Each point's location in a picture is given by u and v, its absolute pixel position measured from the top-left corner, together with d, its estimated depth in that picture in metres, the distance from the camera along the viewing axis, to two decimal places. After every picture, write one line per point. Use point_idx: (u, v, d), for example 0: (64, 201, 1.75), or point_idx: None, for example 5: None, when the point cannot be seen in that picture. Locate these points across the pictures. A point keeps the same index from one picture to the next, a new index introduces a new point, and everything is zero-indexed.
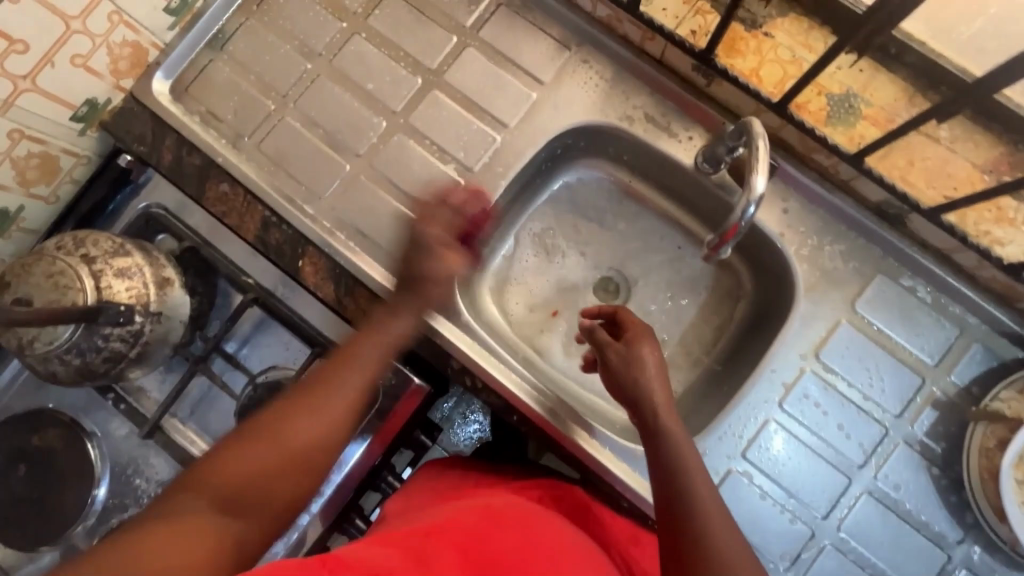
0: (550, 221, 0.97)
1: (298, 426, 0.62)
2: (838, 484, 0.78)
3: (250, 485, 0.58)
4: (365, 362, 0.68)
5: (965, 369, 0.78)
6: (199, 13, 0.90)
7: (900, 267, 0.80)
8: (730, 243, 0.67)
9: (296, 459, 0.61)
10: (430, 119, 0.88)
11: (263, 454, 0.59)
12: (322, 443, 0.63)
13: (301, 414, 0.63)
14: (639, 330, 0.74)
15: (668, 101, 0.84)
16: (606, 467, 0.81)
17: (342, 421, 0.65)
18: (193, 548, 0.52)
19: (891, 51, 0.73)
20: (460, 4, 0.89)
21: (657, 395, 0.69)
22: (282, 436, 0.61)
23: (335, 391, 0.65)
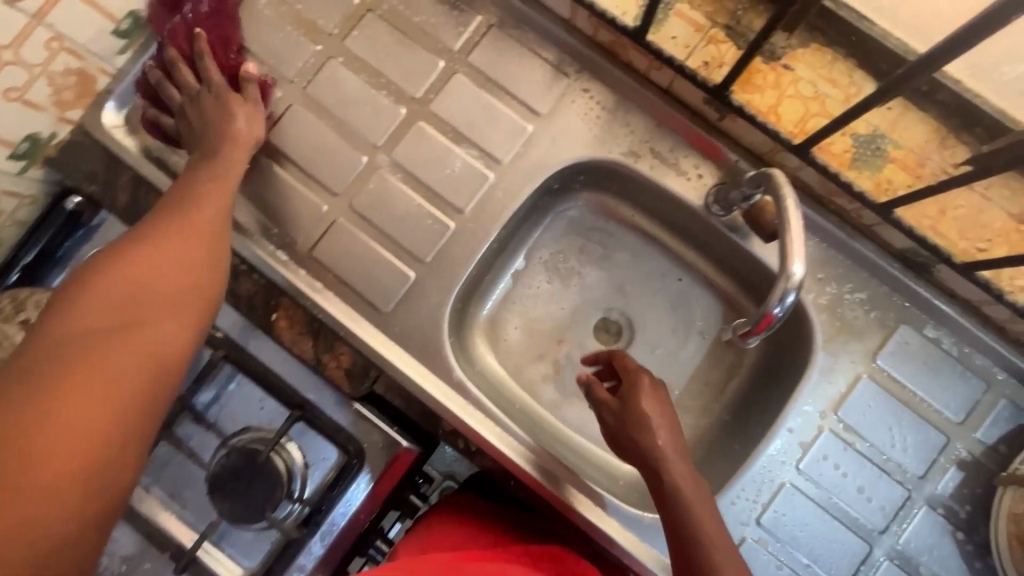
0: (546, 259, 0.90)
1: (128, 272, 0.50)
2: (858, 550, 0.73)
3: (115, 338, 0.45)
4: (195, 212, 0.60)
5: (991, 427, 0.74)
6: (156, 34, 0.80)
7: (923, 316, 0.75)
8: (759, 335, 0.61)
9: (139, 316, 0.48)
10: (415, 153, 0.80)
11: (104, 305, 0.47)
12: (200, 258, 0.57)
13: (118, 262, 0.51)
14: (636, 379, 0.68)
15: (676, 134, 0.77)
16: (613, 539, 0.75)
17: (186, 262, 0.55)
18: (95, 401, 0.42)
19: (922, 89, 0.66)
20: (446, 24, 0.81)
21: (665, 450, 0.64)
22: (105, 288, 0.48)
23: (158, 242, 0.54)
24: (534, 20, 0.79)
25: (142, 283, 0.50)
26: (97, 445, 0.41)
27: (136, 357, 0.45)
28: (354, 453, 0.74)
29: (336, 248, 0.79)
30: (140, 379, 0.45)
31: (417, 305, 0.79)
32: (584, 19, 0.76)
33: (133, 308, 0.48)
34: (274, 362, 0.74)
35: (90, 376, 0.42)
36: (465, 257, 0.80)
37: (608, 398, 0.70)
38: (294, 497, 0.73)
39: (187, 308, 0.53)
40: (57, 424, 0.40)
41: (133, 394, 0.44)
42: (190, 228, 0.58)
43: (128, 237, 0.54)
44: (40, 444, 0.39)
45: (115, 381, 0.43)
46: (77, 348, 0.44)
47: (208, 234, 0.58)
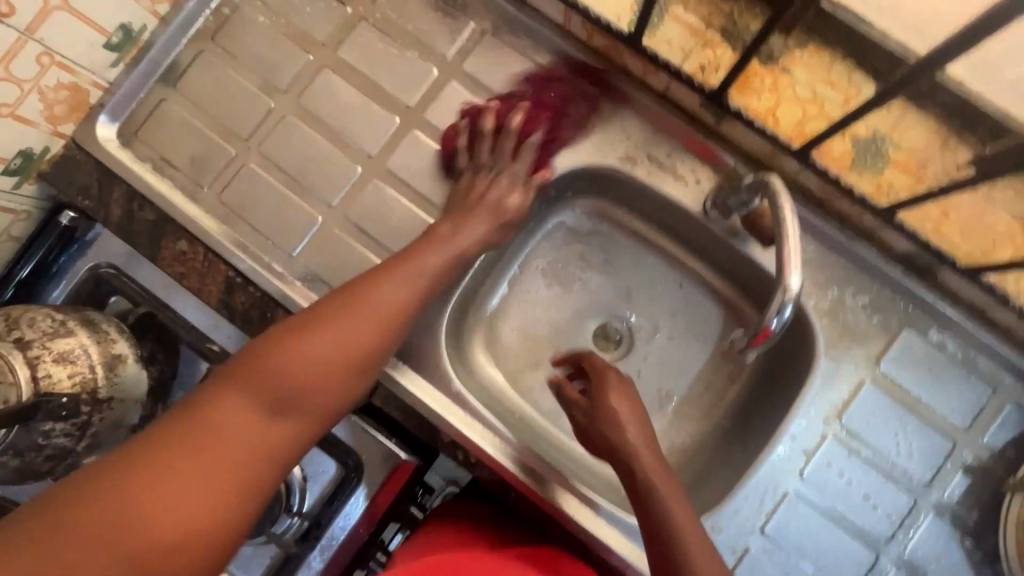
0: (543, 266, 0.89)
1: (307, 358, 0.56)
2: (863, 558, 0.72)
3: (260, 427, 0.53)
4: (387, 301, 0.62)
5: (998, 432, 0.72)
6: (147, 46, 0.80)
7: (927, 320, 0.73)
8: (756, 347, 0.61)
9: (285, 402, 0.55)
10: (410, 163, 0.79)
11: (265, 390, 0.54)
12: (358, 348, 0.59)
13: (314, 338, 0.57)
14: (603, 376, 0.69)
15: (673, 139, 0.76)
16: (613, 551, 0.74)
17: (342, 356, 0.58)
18: (223, 488, 0.49)
19: (923, 89, 0.65)
20: (439, 32, 0.80)
21: (638, 446, 0.63)
22: (280, 371, 0.55)
23: (342, 322, 0.59)
24: (528, 27, 0.78)
25: (305, 373, 0.56)
26: (188, 536, 0.47)
27: (263, 453, 0.52)
28: (353, 466, 0.74)
29: (331, 259, 0.79)
30: (255, 474, 0.51)
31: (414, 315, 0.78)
32: (577, 24, 0.75)
33: (293, 402, 0.55)
34: None
35: (225, 454, 0.50)
36: (462, 267, 0.79)
37: (578, 396, 0.71)
38: (293, 512, 0.73)
39: (324, 415, 0.57)
40: (183, 502, 0.47)
41: (233, 488, 0.50)
42: (368, 311, 0.61)
43: (326, 308, 0.60)
44: (161, 517, 0.46)
45: (238, 465, 0.51)
46: (221, 424, 0.51)
47: (386, 327, 0.62)
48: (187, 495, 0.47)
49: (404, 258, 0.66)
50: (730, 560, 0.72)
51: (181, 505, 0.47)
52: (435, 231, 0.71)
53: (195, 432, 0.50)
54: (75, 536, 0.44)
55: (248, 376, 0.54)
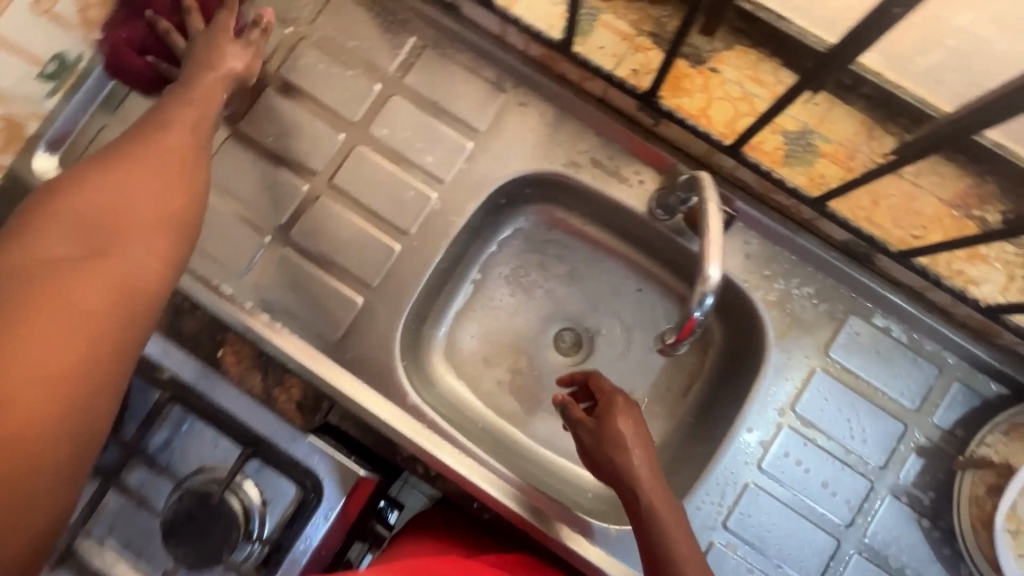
0: (505, 274, 0.89)
1: (100, 189, 0.51)
2: (826, 546, 0.73)
3: (82, 263, 0.46)
4: (169, 131, 0.59)
5: (947, 411, 0.74)
6: (84, 74, 0.79)
7: (871, 306, 0.75)
8: (686, 341, 0.63)
9: (87, 231, 0.48)
10: (357, 178, 0.79)
11: (77, 230, 0.48)
12: (182, 163, 0.57)
13: (94, 177, 0.51)
14: (611, 399, 0.68)
15: (615, 143, 0.78)
16: (586, 559, 0.74)
17: (165, 171, 0.55)
18: (64, 328, 0.42)
19: (846, 83, 0.67)
20: (380, 48, 0.81)
21: (643, 481, 0.62)
22: (73, 211, 0.49)
23: (117, 157, 0.53)
24: (465, 38, 0.80)
25: (107, 203, 0.50)
26: (71, 373, 0.42)
27: (97, 282, 0.46)
28: (311, 487, 0.72)
29: (282, 279, 0.79)
30: (103, 303, 0.45)
31: (369, 329, 0.78)
32: (514, 35, 0.76)
33: (101, 231, 0.49)
34: (226, 400, 0.72)
35: (41, 293, 0.43)
36: (414, 279, 0.79)
37: (584, 416, 0.69)
38: (252, 537, 0.70)
39: (183, 222, 0.55)
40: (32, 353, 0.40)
41: (85, 317, 0.43)
42: (147, 145, 0.56)
43: (92, 160, 0.54)
44: (28, 369, 0.40)
45: (75, 305, 0.43)
46: (28, 278, 0.43)
47: (184, 143, 0.58)
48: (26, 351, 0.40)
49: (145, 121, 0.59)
50: None
51: (30, 351, 0.40)
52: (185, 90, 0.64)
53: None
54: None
55: (20, 237, 0.46)
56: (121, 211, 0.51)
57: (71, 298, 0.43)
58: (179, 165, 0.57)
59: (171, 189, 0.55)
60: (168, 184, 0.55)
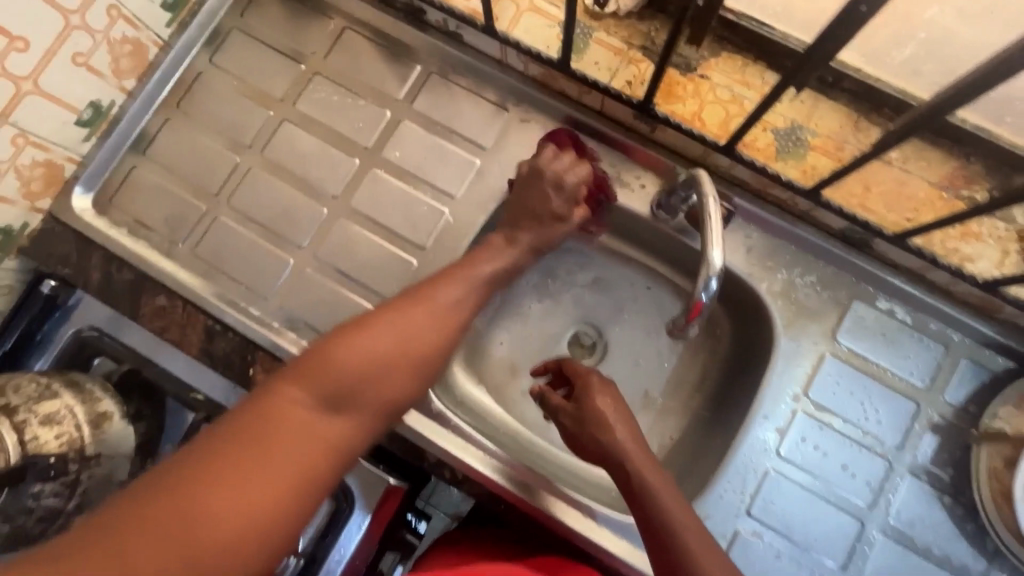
0: (534, 283, 0.93)
1: (369, 354, 0.62)
2: (850, 528, 0.74)
3: (320, 418, 0.57)
4: (423, 293, 0.69)
5: (957, 387, 0.75)
6: (116, 118, 0.85)
7: (874, 290, 0.77)
8: (696, 321, 0.67)
9: (347, 395, 0.60)
10: (372, 199, 0.84)
11: (333, 385, 0.59)
12: (426, 337, 0.67)
13: (369, 339, 0.63)
14: (586, 379, 0.73)
15: (615, 151, 0.82)
16: (605, 548, 0.76)
17: (409, 344, 0.65)
18: (269, 487, 0.51)
19: (828, 79, 0.71)
20: (389, 77, 0.86)
21: (631, 452, 0.66)
22: (343, 367, 0.61)
23: (396, 328, 0.65)
24: (467, 63, 0.85)
25: (369, 373, 0.62)
26: (266, 522, 0.51)
27: (314, 448, 0.56)
28: (343, 496, 0.76)
29: (305, 299, 0.82)
30: (313, 469, 0.55)
31: None
32: (513, 58, 0.82)
33: (351, 395, 0.60)
34: None
35: (280, 448, 0.54)
36: None
37: (562, 402, 0.74)
38: (288, 550, 0.74)
39: (397, 404, 0.64)
40: (253, 487, 0.51)
41: (301, 474, 0.54)
42: (419, 314, 0.67)
43: (377, 317, 0.65)
44: (243, 506, 0.50)
45: (299, 459, 0.54)
46: (284, 417, 0.56)
47: (439, 323, 0.68)
48: (241, 492, 0.50)
49: (442, 274, 0.72)
50: (721, 546, 0.73)
51: (255, 492, 0.51)
52: (460, 267, 0.72)
53: (258, 427, 0.54)
54: (148, 521, 0.47)
55: (299, 373, 0.59)
56: (362, 375, 0.61)
57: (296, 457, 0.54)
58: (418, 340, 0.66)
59: (400, 366, 0.64)
60: (402, 360, 0.64)
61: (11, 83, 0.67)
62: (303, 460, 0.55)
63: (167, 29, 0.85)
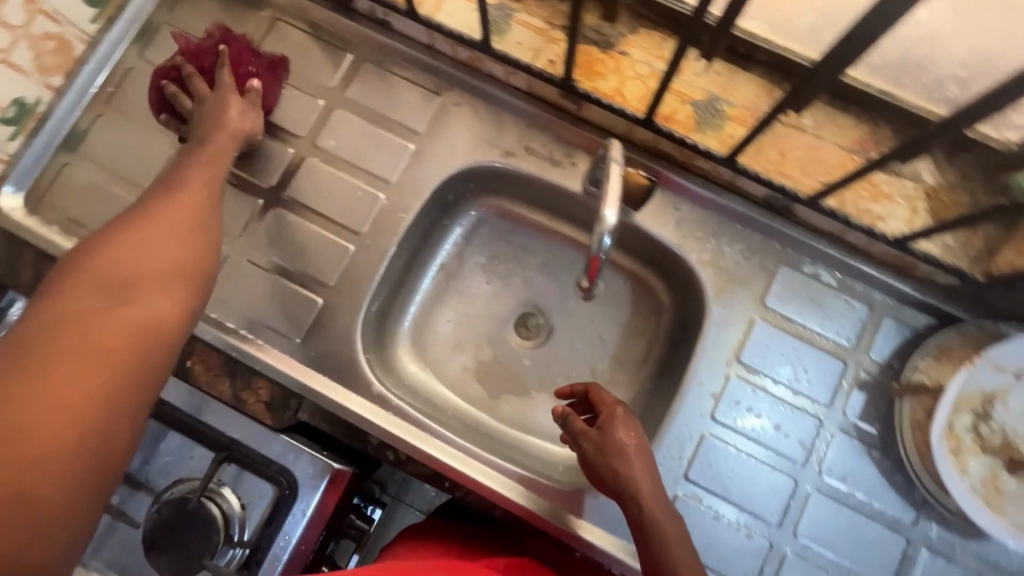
0: (482, 263, 0.94)
1: (135, 249, 0.56)
2: (785, 487, 0.76)
3: (106, 304, 0.50)
4: (188, 179, 0.67)
5: (882, 344, 0.78)
6: (45, 116, 0.84)
7: (799, 255, 0.80)
8: (597, 278, 0.68)
9: (128, 280, 0.53)
10: (308, 187, 0.84)
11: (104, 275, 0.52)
12: (194, 210, 0.63)
13: (128, 237, 0.56)
14: (612, 411, 0.70)
15: (545, 130, 0.83)
16: (579, 535, 0.76)
17: (176, 221, 0.61)
18: (83, 371, 0.45)
19: (741, 51, 0.73)
20: (321, 65, 0.87)
21: (648, 498, 0.66)
22: (112, 261, 0.53)
23: (154, 216, 0.60)
24: (397, 50, 0.86)
25: (144, 266, 0.55)
26: (101, 398, 0.45)
27: (117, 325, 0.49)
28: (286, 483, 0.73)
29: (242, 290, 0.81)
30: (130, 344, 0.49)
31: (326, 325, 0.81)
32: (440, 41, 0.83)
33: (138, 280, 0.53)
34: (206, 411, 0.74)
35: (74, 338, 0.46)
36: (370, 274, 0.82)
37: (585, 427, 0.71)
38: (233, 541, 0.71)
39: (195, 272, 0.59)
40: (63, 379, 0.44)
41: (115, 349, 0.47)
42: (179, 203, 0.62)
43: (126, 217, 0.59)
44: (63, 393, 0.44)
45: (105, 337, 0.48)
46: (68, 313, 0.48)
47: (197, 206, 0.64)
48: (70, 390, 0.44)
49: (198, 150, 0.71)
50: None
51: (72, 378, 0.45)
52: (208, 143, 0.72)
53: (47, 333, 0.46)
54: None
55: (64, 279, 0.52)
56: (136, 258, 0.55)
57: (105, 338, 0.48)
58: (184, 216, 0.61)
59: (181, 240, 0.59)
60: (178, 236, 0.59)
61: None
62: (113, 337, 0.48)
63: (93, 25, 0.85)
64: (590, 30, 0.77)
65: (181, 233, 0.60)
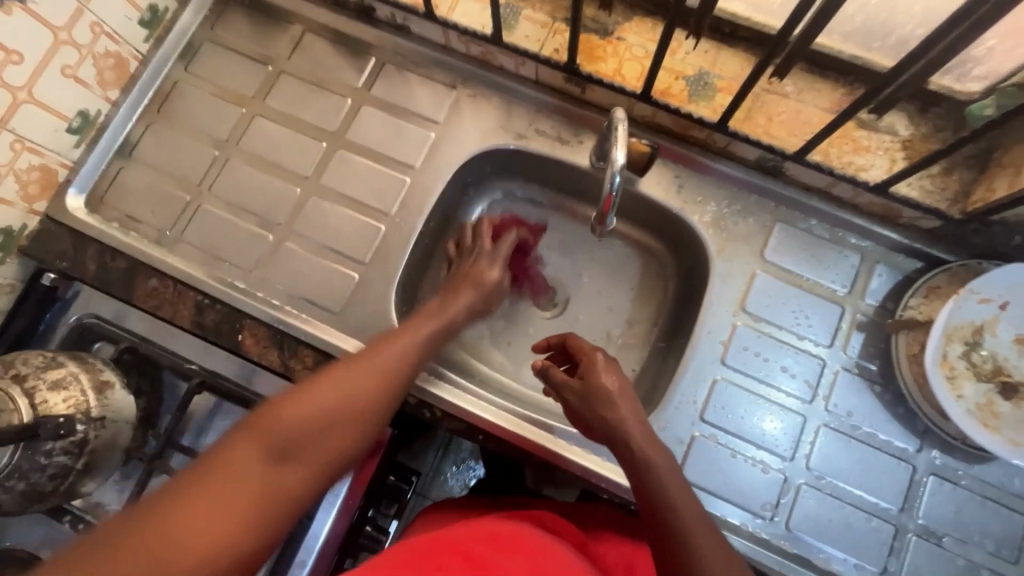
0: None
1: (330, 427, 0.59)
2: (794, 423, 0.82)
3: (265, 469, 0.52)
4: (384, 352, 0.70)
5: (875, 289, 0.84)
6: (103, 126, 0.93)
7: (793, 212, 0.87)
8: (611, 213, 0.74)
9: (294, 448, 0.55)
10: (341, 176, 0.93)
11: (284, 432, 0.56)
12: (376, 384, 0.65)
13: (337, 404, 0.61)
14: (590, 358, 0.76)
15: (555, 114, 0.92)
16: (570, 461, 0.82)
17: (361, 387, 0.64)
18: (214, 531, 0.47)
19: (725, 30, 0.82)
20: (348, 68, 0.97)
21: (639, 440, 0.69)
22: (298, 417, 0.57)
23: (341, 382, 0.63)
24: (416, 51, 0.95)
25: (323, 425, 0.59)
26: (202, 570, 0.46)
27: (246, 499, 0.50)
28: None
29: (286, 271, 0.90)
30: (253, 521, 0.50)
31: (363, 297, 0.88)
32: (455, 40, 0.92)
33: (299, 448, 0.56)
34: (263, 386, 0.83)
35: (227, 492, 0.50)
36: (400, 251, 0.90)
37: (569, 379, 0.76)
38: None
39: (336, 461, 0.59)
40: (187, 538, 0.46)
41: (242, 522, 0.49)
42: (370, 369, 0.66)
43: (335, 372, 0.64)
44: (178, 548, 0.46)
45: (241, 504, 0.50)
46: (235, 470, 0.51)
47: (378, 384, 0.66)
48: (186, 556, 0.46)
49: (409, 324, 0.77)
50: (681, 449, 0.80)
51: (197, 537, 0.46)
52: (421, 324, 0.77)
53: (207, 475, 0.50)
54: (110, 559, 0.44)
55: (260, 426, 0.55)
56: (314, 426, 0.58)
57: (232, 509, 0.49)
58: (365, 390, 0.64)
59: (344, 419, 0.61)
60: (340, 415, 0.60)
61: (8, 92, 0.76)
62: (240, 512, 0.49)
63: (146, 44, 0.95)
64: (589, 21, 0.87)
65: (346, 410, 0.61)
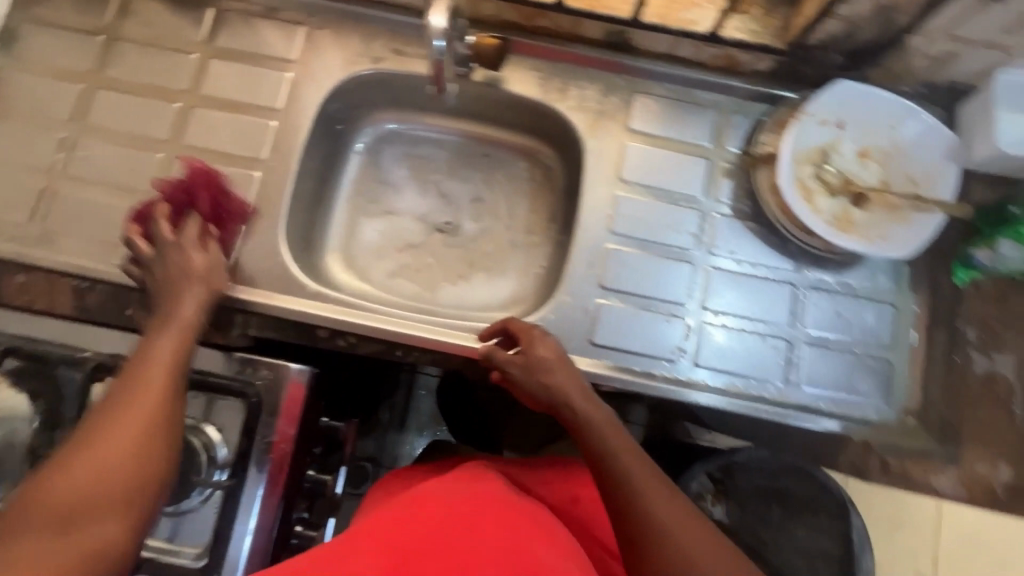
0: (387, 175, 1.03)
1: (96, 457, 0.55)
2: (686, 272, 0.87)
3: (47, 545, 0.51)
4: (151, 366, 0.63)
5: (735, 137, 0.91)
6: None
7: (649, 82, 0.92)
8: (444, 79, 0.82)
9: (73, 513, 0.53)
10: (203, 132, 0.90)
11: (56, 504, 0.52)
12: (150, 409, 0.60)
13: (94, 446, 0.56)
14: (529, 335, 0.78)
15: (406, 31, 0.93)
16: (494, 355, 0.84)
17: (127, 420, 0.58)
18: None
19: None
20: (186, 23, 0.93)
21: (579, 401, 0.74)
22: (65, 485, 0.53)
23: (105, 427, 0.57)
24: None
25: (106, 467, 0.55)
26: None
27: (63, 566, 0.51)
28: (252, 393, 0.80)
29: None
30: None
31: (251, 246, 0.86)
32: None
33: (81, 509, 0.53)
34: None
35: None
36: (279, 193, 0.88)
37: (509, 358, 0.78)
38: (218, 463, 0.79)
39: (139, 492, 0.56)
40: None
41: None
42: (135, 397, 0.60)
43: (95, 421, 0.58)
44: None
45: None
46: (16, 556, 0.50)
47: (155, 407, 0.60)
48: None
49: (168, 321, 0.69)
50: (587, 315, 0.85)
51: None
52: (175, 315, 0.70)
53: None
54: None
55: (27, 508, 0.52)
56: (93, 480, 0.54)
57: None
58: (135, 424, 0.58)
59: (128, 456, 0.56)
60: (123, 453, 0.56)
61: None
62: None
63: None
64: None
65: (126, 450, 0.56)
